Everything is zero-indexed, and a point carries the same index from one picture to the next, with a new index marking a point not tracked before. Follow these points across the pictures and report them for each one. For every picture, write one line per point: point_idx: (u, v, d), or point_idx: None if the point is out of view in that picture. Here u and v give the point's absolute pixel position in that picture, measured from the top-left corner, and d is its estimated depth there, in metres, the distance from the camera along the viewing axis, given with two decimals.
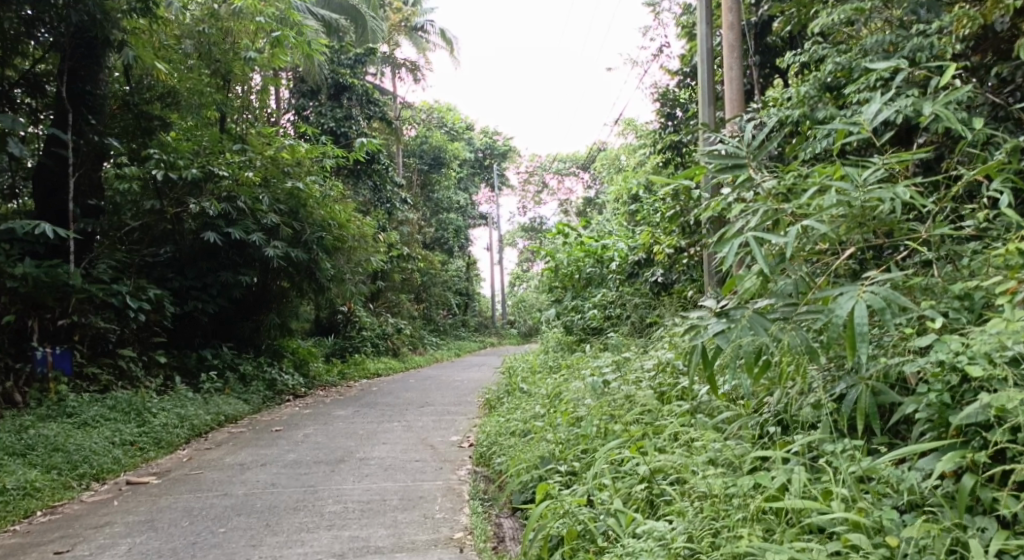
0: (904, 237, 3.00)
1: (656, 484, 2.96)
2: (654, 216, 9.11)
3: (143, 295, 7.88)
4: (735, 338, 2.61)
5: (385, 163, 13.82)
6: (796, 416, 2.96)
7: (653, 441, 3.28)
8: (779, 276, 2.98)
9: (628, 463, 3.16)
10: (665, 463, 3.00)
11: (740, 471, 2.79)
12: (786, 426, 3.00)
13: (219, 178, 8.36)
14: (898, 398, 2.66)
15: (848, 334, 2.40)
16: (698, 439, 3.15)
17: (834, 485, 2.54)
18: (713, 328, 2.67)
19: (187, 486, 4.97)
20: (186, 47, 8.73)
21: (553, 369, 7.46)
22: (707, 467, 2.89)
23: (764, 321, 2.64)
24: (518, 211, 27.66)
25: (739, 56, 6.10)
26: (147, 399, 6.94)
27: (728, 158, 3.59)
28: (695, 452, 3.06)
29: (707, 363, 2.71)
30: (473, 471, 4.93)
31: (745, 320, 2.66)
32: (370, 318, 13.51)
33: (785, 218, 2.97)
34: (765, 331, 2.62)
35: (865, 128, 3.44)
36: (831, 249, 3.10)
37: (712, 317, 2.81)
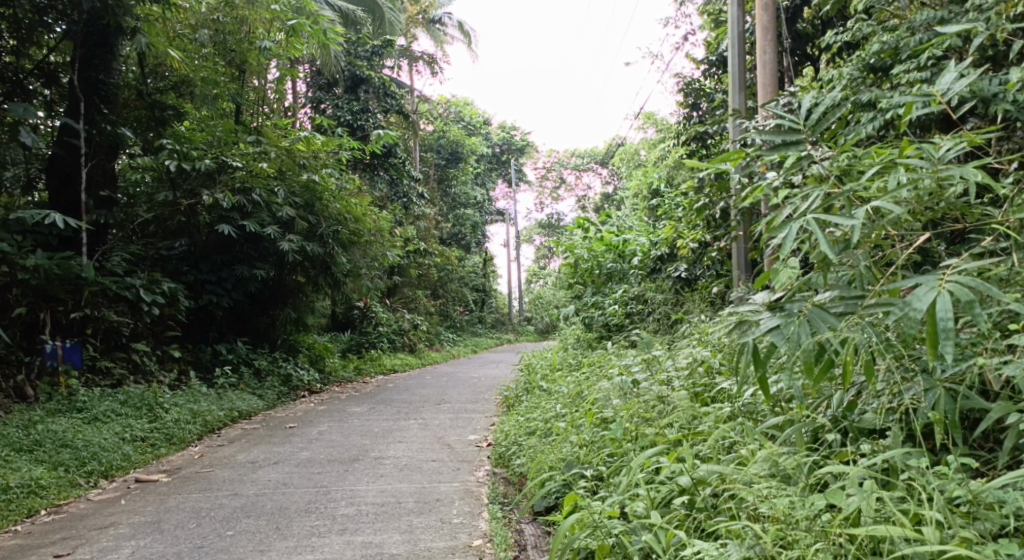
0: (982, 223, 2.73)
1: (699, 497, 2.72)
2: (676, 211, 8.87)
3: (157, 288, 7.74)
4: (794, 336, 2.36)
5: (402, 157, 13.64)
6: (859, 422, 2.69)
7: (692, 448, 3.04)
8: (840, 267, 2.72)
9: (666, 472, 2.91)
10: (708, 474, 2.75)
11: (802, 484, 2.53)
12: (846, 434, 2.74)
13: (233, 169, 8.16)
14: (983, 403, 2.42)
15: (928, 332, 2.14)
16: (743, 446, 2.90)
17: (915, 506, 2.28)
18: (767, 325, 2.43)
19: (197, 485, 4.79)
20: (202, 37, 8.50)
21: (574, 367, 7.23)
22: (758, 476, 2.63)
23: (827, 315, 2.40)
24: (535, 207, 27.47)
25: (773, 39, 5.86)
26: (160, 394, 6.79)
27: (782, 135, 3.38)
28: (743, 462, 2.80)
29: (759, 363, 2.46)
30: (492, 473, 4.72)
31: (805, 315, 2.42)
32: (386, 313, 13.35)
33: (850, 200, 2.71)
34: (827, 326, 2.37)
35: (937, 98, 3.19)
36: (898, 237, 2.83)
37: (766, 311, 2.56)
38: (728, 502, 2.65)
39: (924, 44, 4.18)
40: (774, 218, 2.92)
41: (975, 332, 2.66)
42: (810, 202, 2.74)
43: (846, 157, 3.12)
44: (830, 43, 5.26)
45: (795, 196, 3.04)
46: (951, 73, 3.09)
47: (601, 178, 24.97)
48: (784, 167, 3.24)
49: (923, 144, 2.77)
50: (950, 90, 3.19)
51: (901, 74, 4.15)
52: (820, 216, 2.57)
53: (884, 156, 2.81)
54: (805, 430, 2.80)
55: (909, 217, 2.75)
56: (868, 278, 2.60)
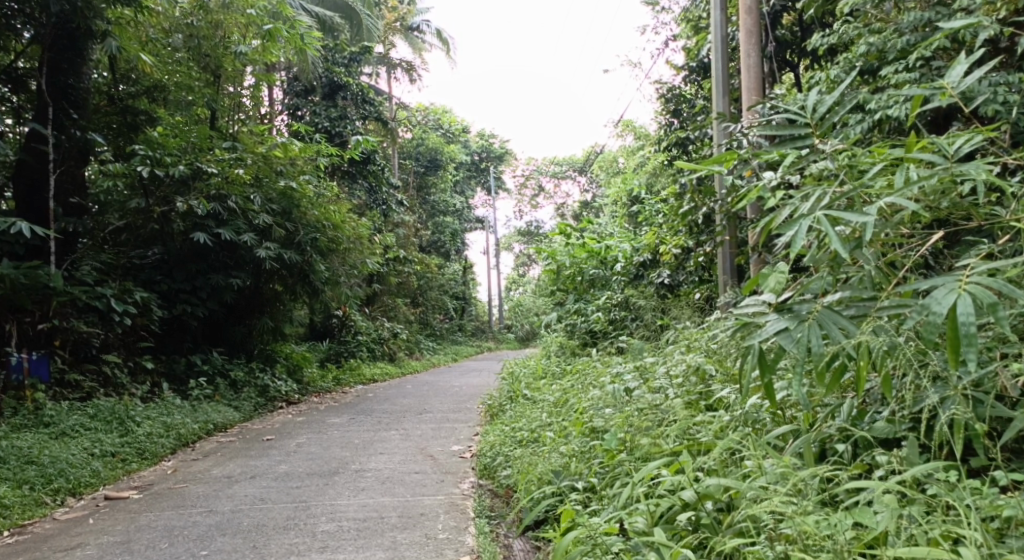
0: (995, 222, 2.64)
1: (704, 513, 2.57)
2: (658, 217, 8.81)
3: (129, 298, 7.53)
4: (804, 339, 2.26)
5: (380, 164, 13.48)
6: (870, 433, 2.57)
7: (693, 460, 2.91)
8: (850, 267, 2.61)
9: (666, 486, 2.77)
10: (713, 488, 2.61)
11: (818, 500, 2.39)
12: (860, 447, 2.62)
13: (208, 175, 7.95)
14: (1007, 412, 2.32)
15: (951, 336, 2.05)
16: (747, 457, 2.76)
17: (945, 523, 2.16)
18: (775, 328, 2.32)
19: (170, 502, 4.61)
20: (175, 41, 8.35)
21: (558, 375, 7.12)
22: (767, 490, 2.49)
23: (837, 317, 2.30)
24: (514, 214, 27.38)
25: (757, 42, 5.80)
26: (131, 407, 6.57)
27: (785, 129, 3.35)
28: (748, 474, 2.66)
29: (766, 368, 2.36)
30: (477, 485, 4.58)
31: (815, 318, 2.31)
32: (365, 322, 13.16)
33: (857, 198, 2.62)
34: (839, 328, 2.27)
35: (949, 90, 3.05)
36: (908, 236, 2.72)
37: (773, 312, 2.46)
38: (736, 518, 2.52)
39: (911, 46, 4.15)
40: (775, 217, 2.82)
41: (991, 336, 2.56)
42: (815, 199, 2.64)
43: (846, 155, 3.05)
44: (816, 45, 5.21)
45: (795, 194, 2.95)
46: (960, 65, 3.01)
47: (580, 186, 24.95)
48: (784, 165, 3.17)
49: (934, 140, 2.69)
50: (961, 83, 3.05)
51: (890, 75, 4.09)
52: (831, 212, 2.48)
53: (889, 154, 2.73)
54: (813, 442, 2.67)
55: (917, 214, 2.67)
56: (878, 278, 2.51)
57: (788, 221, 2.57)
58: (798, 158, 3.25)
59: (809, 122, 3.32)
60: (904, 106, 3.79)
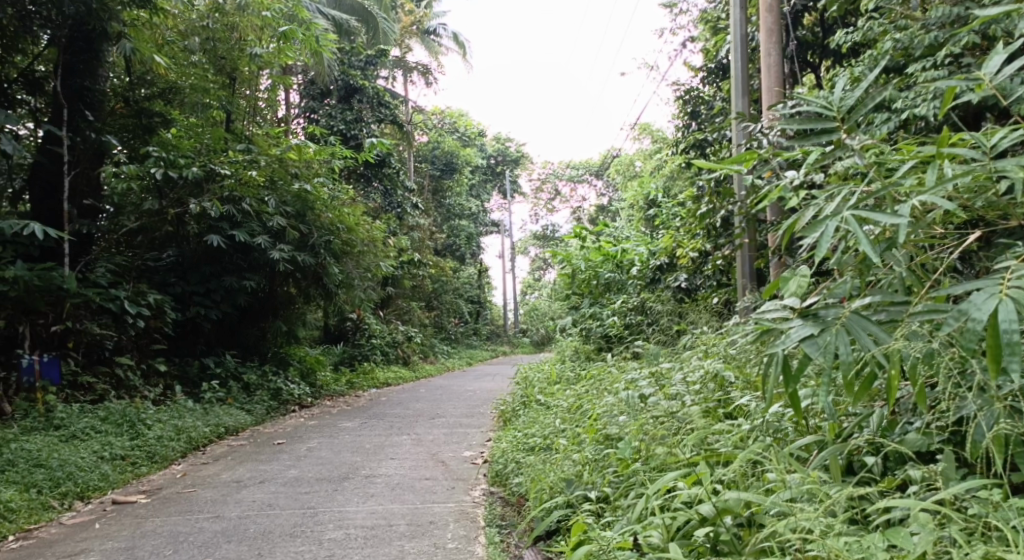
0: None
1: (724, 528, 2.44)
2: (675, 220, 8.70)
3: (142, 300, 7.49)
4: (831, 346, 2.14)
5: (395, 167, 13.43)
6: (902, 445, 2.44)
7: (712, 471, 2.79)
8: (880, 270, 2.49)
9: (684, 498, 2.64)
10: (733, 502, 2.47)
11: (847, 517, 2.24)
12: (892, 461, 2.48)
13: (221, 177, 7.92)
14: None
15: (991, 344, 1.93)
16: (768, 469, 2.64)
17: (989, 545, 2.01)
18: (799, 334, 2.21)
19: (177, 507, 4.54)
20: (191, 44, 8.33)
21: (573, 380, 7.01)
22: (790, 506, 2.36)
23: (867, 323, 2.18)
24: (530, 218, 27.29)
25: (779, 40, 5.71)
26: (143, 410, 6.53)
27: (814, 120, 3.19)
28: (770, 487, 2.53)
29: (791, 377, 2.24)
30: (488, 492, 4.48)
31: (842, 324, 2.20)
32: (380, 326, 13.11)
33: (888, 196, 2.50)
34: (868, 335, 2.16)
35: (987, 82, 2.89)
36: (942, 237, 2.59)
37: (797, 318, 2.35)
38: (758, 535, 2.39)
39: (938, 43, 4.03)
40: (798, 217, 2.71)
41: None
42: (840, 198, 2.53)
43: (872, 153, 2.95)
44: (840, 41, 5.11)
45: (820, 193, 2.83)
46: (1000, 54, 2.84)
47: (596, 190, 24.82)
48: (808, 163, 3.06)
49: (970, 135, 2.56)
50: (1000, 74, 2.89)
51: (917, 72, 4.00)
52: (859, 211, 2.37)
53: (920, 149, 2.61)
54: (840, 454, 2.53)
55: (951, 214, 2.54)
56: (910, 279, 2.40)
57: (813, 223, 2.46)
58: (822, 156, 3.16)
59: (836, 116, 3.18)
60: (932, 102, 3.73)
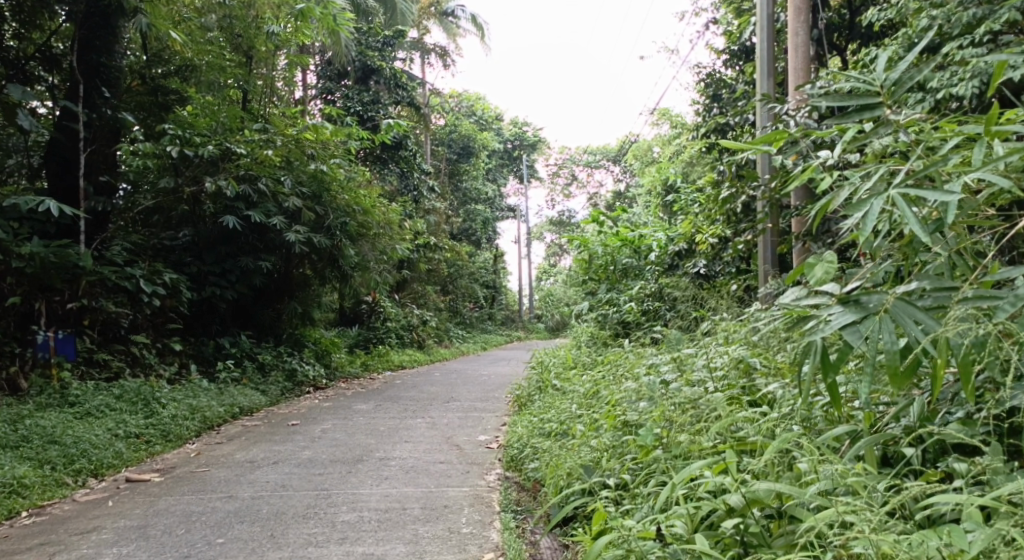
0: None
1: (751, 521, 2.35)
2: (694, 206, 8.60)
3: (158, 279, 7.48)
4: (873, 335, 2.05)
5: (412, 149, 13.36)
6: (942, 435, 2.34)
7: (741, 461, 2.69)
8: (927, 253, 2.37)
9: (709, 489, 2.55)
10: (763, 493, 2.38)
11: (888, 510, 2.13)
12: (932, 453, 2.37)
13: (237, 156, 7.88)
14: None
15: None
16: (798, 459, 2.54)
17: None
18: (841, 321, 2.12)
19: (190, 486, 4.51)
20: (209, 21, 8.26)
21: (589, 365, 6.94)
22: (822, 499, 2.27)
23: (913, 310, 2.08)
24: (546, 204, 27.17)
25: (807, 20, 5.59)
26: (157, 388, 6.52)
27: (852, 97, 3.06)
28: (801, 479, 2.43)
29: (830, 366, 2.14)
30: (503, 477, 4.42)
31: (886, 311, 2.09)
32: (395, 309, 13.09)
33: (936, 175, 2.37)
34: (915, 323, 2.05)
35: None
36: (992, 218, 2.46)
37: (837, 303, 2.24)
38: (787, 528, 2.30)
39: (977, 20, 3.97)
40: (835, 199, 2.60)
41: None
42: (878, 178, 2.45)
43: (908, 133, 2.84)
44: (871, 20, 5.01)
45: (860, 172, 2.71)
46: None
47: (613, 176, 24.64)
48: (843, 142, 2.93)
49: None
50: None
51: (955, 49, 3.94)
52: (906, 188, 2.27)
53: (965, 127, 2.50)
54: (877, 444, 2.43)
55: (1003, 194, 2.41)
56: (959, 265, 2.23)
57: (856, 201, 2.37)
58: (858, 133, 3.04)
59: (880, 94, 2.99)
60: (970, 82, 3.73)
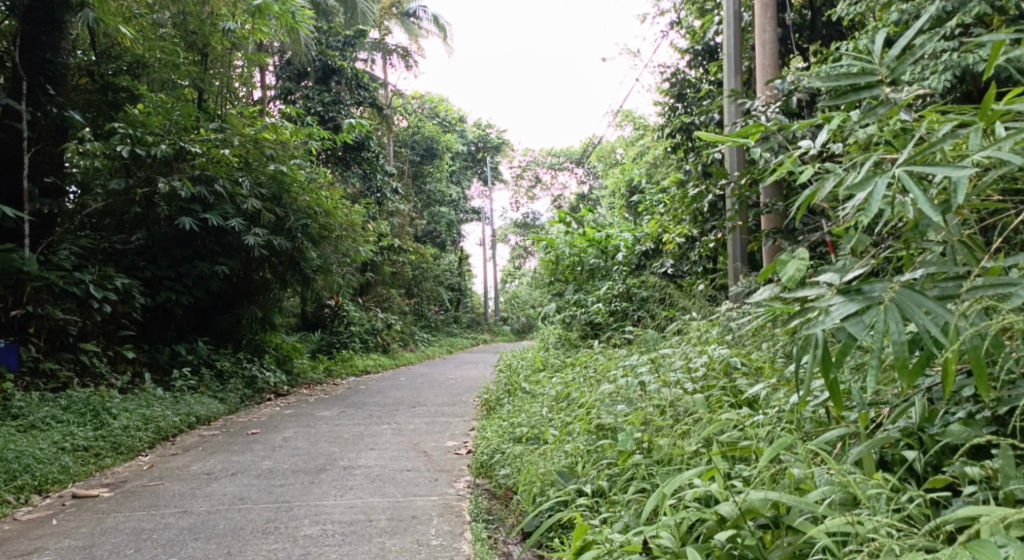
0: None
1: (747, 532, 2.21)
2: (660, 206, 8.52)
3: (109, 284, 7.17)
4: (879, 325, 1.92)
5: (374, 150, 13.10)
6: (943, 437, 2.23)
7: (731, 468, 2.55)
8: (934, 238, 2.23)
9: (698, 497, 2.41)
10: (758, 502, 2.24)
11: (894, 519, 2.01)
12: (936, 456, 2.26)
13: (192, 156, 7.58)
14: None
15: None
16: (794, 465, 2.41)
17: None
18: (843, 313, 1.99)
19: (142, 501, 4.25)
20: (161, 17, 7.95)
21: (558, 368, 6.80)
22: (823, 507, 2.13)
23: (919, 298, 1.96)
24: (511, 206, 27.03)
25: (775, 17, 5.52)
26: (108, 398, 6.21)
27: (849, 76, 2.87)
28: (798, 486, 2.29)
29: (834, 360, 2.00)
30: (473, 484, 4.25)
31: (892, 299, 1.96)
32: (358, 313, 12.82)
33: (942, 156, 2.24)
34: (922, 312, 1.93)
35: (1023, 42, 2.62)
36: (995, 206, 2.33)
37: (836, 294, 2.11)
38: (786, 538, 2.16)
39: (949, 12, 3.86)
40: (823, 189, 2.48)
41: None
42: (870, 163, 2.35)
43: (894, 120, 2.74)
44: (841, 14, 4.93)
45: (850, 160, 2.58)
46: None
47: (577, 177, 24.60)
48: (828, 131, 2.79)
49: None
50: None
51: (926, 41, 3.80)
52: (910, 165, 2.17)
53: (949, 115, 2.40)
54: (875, 448, 2.31)
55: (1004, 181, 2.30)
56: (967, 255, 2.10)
57: (858, 182, 2.25)
58: (844, 121, 2.92)
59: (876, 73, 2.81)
60: (942, 75, 3.63)
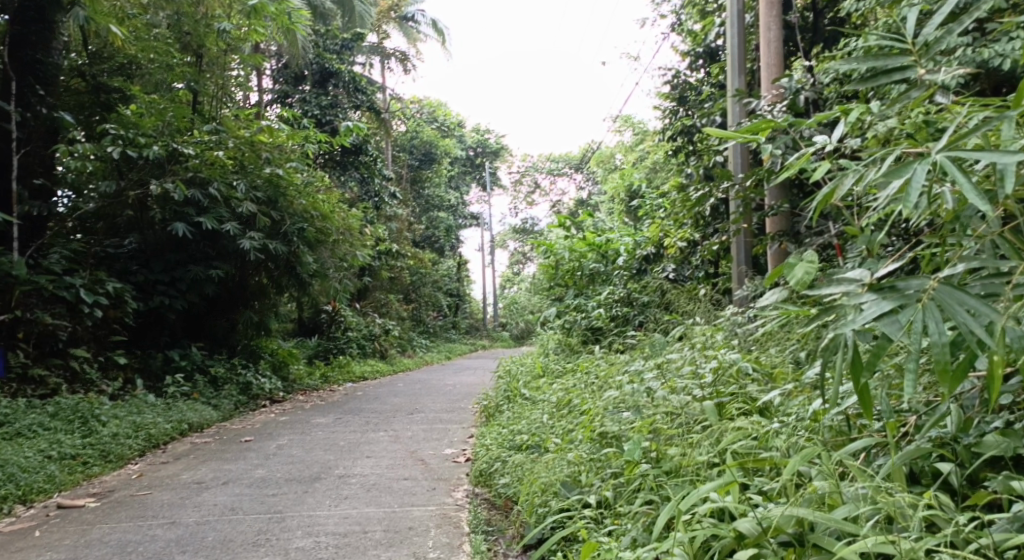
0: None
1: (770, 552, 2.07)
2: (660, 210, 8.40)
3: (100, 288, 7.03)
4: (916, 325, 1.79)
5: (372, 154, 12.97)
6: (982, 450, 2.11)
7: (748, 482, 2.41)
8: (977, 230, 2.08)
9: (714, 513, 2.27)
10: (781, 518, 2.09)
11: (930, 538, 1.88)
12: (972, 470, 2.13)
13: (185, 158, 7.43)
14: None
15: None
16: (817, 478, 2.27)
17: None
18: (876, 311, 1.87)
19: (128, 512, 4.10)
20: (154, 17, 7.81)
21: (558, 373, 6.66)
22: (853, 525, 1.99)
23: (962, 296, 1.82)
24: (509, 211, 26.91)
25: (780, 15, 5.40)
26: (98, 405, 6.06)
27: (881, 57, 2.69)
28: (826, 501, 2.15)
29: (864, 366, 1.88)
30: (472, 494, 4.11)
31: (930, 297, 1.83)
32: (356, 318, 12.68)
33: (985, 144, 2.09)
34: (966, 311, 1.79)
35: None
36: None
37: (868, 292, 1.97)
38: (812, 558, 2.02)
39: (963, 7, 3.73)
40: (839, 190, 2.36)
41: None
42: (893, 159, 2.23)
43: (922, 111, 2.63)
44: (849, 12, 4.81)
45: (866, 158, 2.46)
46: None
47: (576, 183, 24.52)
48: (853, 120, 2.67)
49: None
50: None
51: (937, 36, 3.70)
52: (950, 152, 2.03)
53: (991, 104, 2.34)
54: (906, 461, 2.18)
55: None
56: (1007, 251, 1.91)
57: (890, 170, 2.10)
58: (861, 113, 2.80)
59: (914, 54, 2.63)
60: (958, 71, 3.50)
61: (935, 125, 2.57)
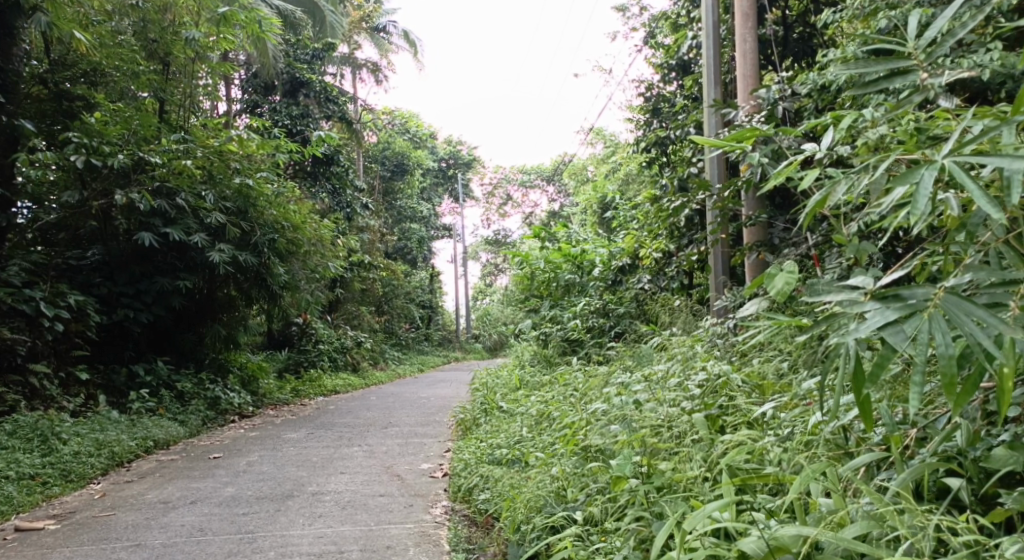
0: None
1: None
2: (634, 221, 8.36)
3: (61, 301, 6.80)
4: (923, 336, 1.73)
5: (344, 164, 12.81)
6: (992, 464, 2.07)
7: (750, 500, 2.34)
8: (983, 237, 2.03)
9: (717, 532, 2.19)
10: (788, 538, 2.03)
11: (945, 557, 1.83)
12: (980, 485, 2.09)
13: (151, 167, 7.23)
14: None
15: None
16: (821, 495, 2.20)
17: None
18: (880, 321, 1.81)
19: (91, 534, 3.92)
20: (119, 24, 7.62)
21: (535, 386, 6.55)
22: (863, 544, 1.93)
23: (969, 306, 1.76)
24: (482, 223, 26.81)
25: (755, 26, 5.38)
26: (58, 422, 5.84)
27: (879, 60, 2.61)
28: (836, 521, 2.09)
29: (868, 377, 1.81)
30: (451, 511, 3.98)
31: (936, 307, 1.77)
32: (327, 330, 12.46)
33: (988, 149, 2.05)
34: (973, 322, 1.74)
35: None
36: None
37: (871, 301, 1.90)
38: None
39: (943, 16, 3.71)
40: (835, 195, 2.28)
41: None
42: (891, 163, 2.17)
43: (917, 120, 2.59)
44: (825, 23, 4.79)
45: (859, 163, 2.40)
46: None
47: (548, 195, 24.52)
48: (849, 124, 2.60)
49: None
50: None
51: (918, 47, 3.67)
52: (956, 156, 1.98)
53: (997, 106, 2.32)
54: (915, 478, 2.14)
55: None
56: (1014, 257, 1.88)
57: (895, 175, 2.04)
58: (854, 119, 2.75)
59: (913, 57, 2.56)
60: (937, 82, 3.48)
61: (925, 131, 2.53)
